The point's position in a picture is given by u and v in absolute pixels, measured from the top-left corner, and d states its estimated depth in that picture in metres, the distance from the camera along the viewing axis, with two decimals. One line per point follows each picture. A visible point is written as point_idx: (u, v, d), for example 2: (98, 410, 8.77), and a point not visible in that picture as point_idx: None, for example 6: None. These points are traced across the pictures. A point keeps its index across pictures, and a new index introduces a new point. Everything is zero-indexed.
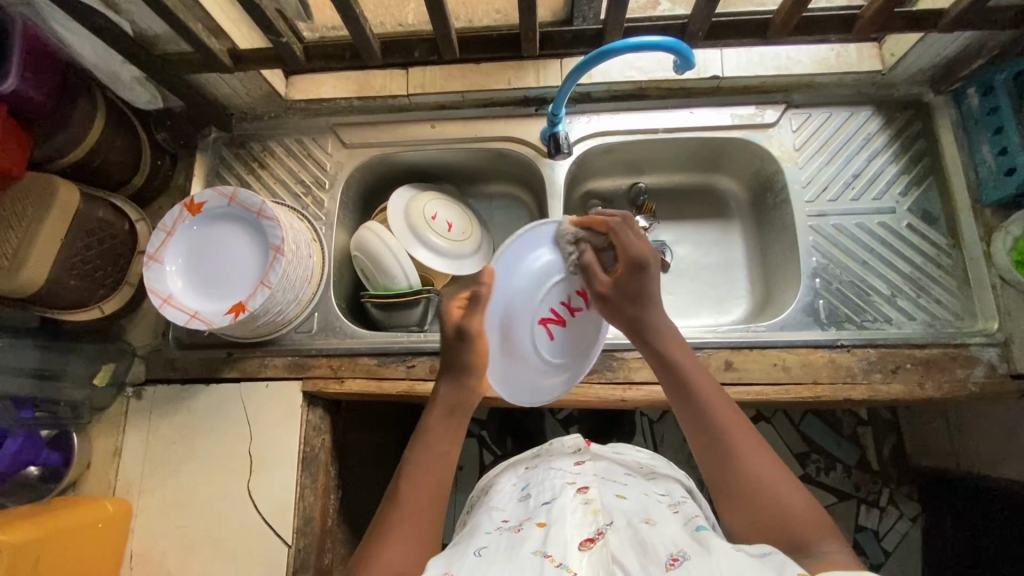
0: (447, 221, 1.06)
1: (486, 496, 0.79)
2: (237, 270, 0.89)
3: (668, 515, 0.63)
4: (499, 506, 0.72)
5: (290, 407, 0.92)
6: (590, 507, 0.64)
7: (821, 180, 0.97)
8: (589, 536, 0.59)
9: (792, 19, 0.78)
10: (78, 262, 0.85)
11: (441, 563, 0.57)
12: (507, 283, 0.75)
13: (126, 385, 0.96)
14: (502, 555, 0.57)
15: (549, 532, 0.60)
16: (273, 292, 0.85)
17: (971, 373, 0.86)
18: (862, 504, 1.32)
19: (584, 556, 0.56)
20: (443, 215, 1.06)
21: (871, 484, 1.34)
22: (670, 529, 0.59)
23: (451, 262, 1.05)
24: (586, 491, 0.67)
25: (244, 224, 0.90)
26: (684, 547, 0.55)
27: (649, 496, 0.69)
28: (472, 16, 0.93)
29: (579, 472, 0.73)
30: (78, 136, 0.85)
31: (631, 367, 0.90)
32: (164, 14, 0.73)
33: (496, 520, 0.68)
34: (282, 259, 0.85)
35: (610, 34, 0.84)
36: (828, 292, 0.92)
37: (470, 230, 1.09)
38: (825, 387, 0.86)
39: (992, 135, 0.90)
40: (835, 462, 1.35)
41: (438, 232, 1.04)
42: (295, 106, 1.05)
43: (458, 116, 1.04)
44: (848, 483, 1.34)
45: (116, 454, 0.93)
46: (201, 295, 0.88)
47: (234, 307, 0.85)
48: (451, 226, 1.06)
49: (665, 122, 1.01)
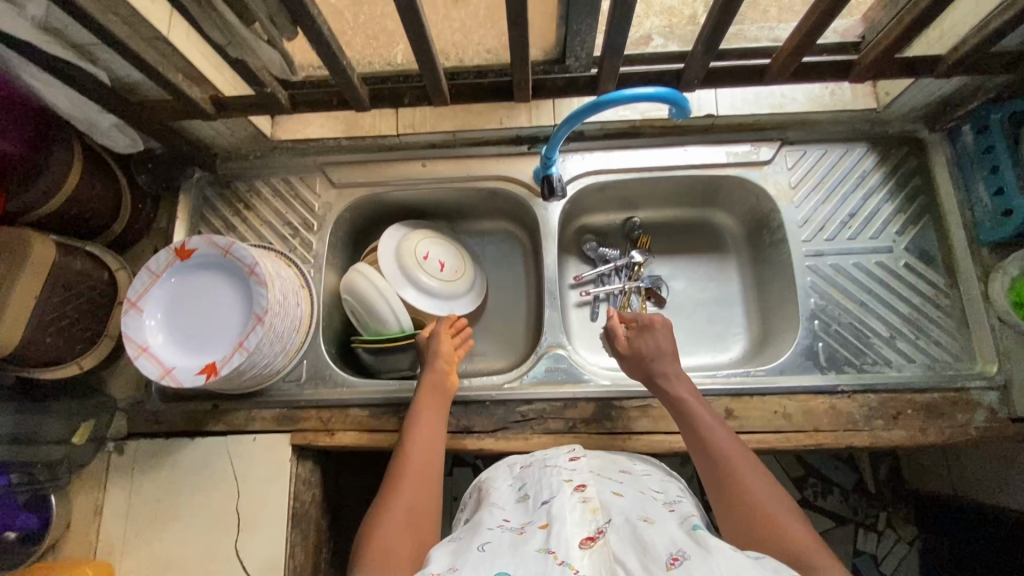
0: (440, 260, 1.03)
1: (481, 492, 0.76)
2: (198, 323, 0.85)
3: (666, 514, 0.62)
4: (498, 504, 0.69)
5: (280, 462, 0.90)
6: (588, 506, 0.61)
7: (817, 218, 0.96)
8: (589, 535, 0.57)
9: (790, 66, 0.77)
10: (54, 318, 0.82)
11: (447, 558, 0.57)
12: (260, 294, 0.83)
13: (107, 440, 0.93)
14: (506, 552, 0.55)
15: (551, 530, 0.58)
16: (250, 357, 0.80)
17: (973, 418, 0.85)
18: (860, 528, 1.29)
19: (585, 555, 0.55)
20: (436, 253, 1.04)
21: (868, 508, 1.31)
22: (668, 528, 0.58)
23: (443, 302, 1.03)
24: (584, 490, 0.65)
25: (214, 270, 0.86)
26: (683, 545, 0.54)
27: (645, 493, 0.68)
28: (463, 56, 0.89)
29: (575, 469, 0.71)
30: (54, 185, 0.82)
31: (629, 417, 0.88)
32: (143, 67, 0.70)
33: (498, 517, 0.66)
34: (260, 327, 0.81)
35: (605, 83, 0.82)
36: (827, 334, 0.91)
37: (465, 267, 1.06)
38: (827, 435, 0.85)
39: (987, 174, 0.89)
40: (833, 486, 1.32)
41: (430, 273, 1.02)
42: (281, 145, 1.02)
43: (449, 155, 1.02)
44: (846, 507, 1.31)
45: (98, 512, 0.90)
46: (172, 344, 0.84)
47: (206, 366, 0.81)
48: (445, 264, 1.04)
49: (661, 160, 1.00)
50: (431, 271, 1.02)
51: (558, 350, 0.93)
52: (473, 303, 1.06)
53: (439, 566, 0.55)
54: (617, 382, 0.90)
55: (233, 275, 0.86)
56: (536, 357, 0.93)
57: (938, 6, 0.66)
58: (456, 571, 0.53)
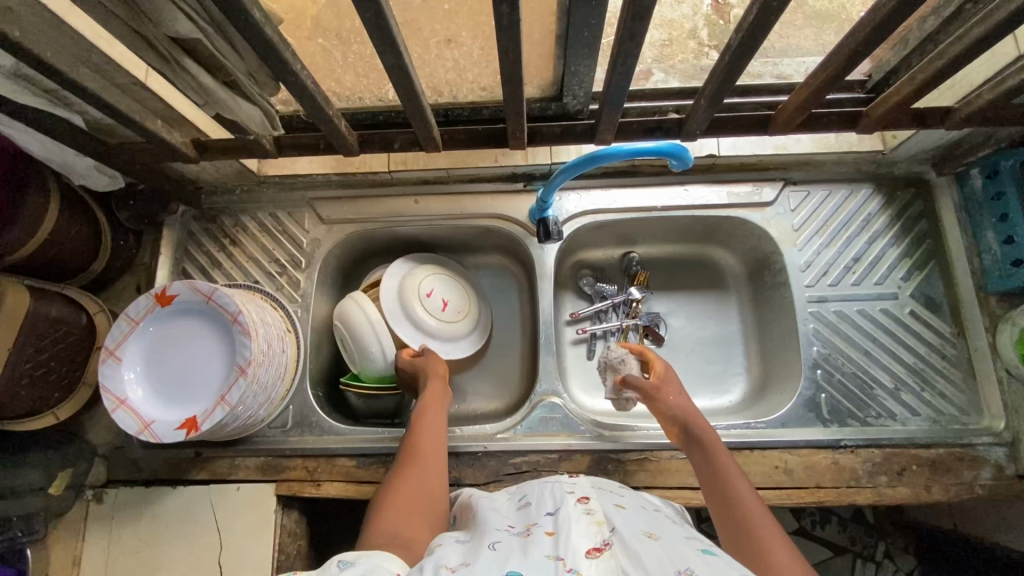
0: (444, 297, 0.99)
1: (468, 507, 0.72)
2: (179, 374, 0.82)
3: (671, 530, 0.59)
4: (499, 513, 0.66)
5: (264, 513, 0.87)
6: (593, 517, 0.58)
7: (820, 262, 0.93)
8: (596, 545, 0.54)
9: (796, 119, 0.74)
10: (29, 368, 0.78)
11: (456, 556, 0.54)
12: (242, 347, 0.79)
13: (86, 487, 0.90)
14: (518, 555, 0.53)
15: (558, 539, 0.55)
16: (231, 411, 0.77)
17: (979, 475, 0.83)
18: (857, 559, 1.18)
19: (594, 564, 0.51)
20: (440, 288, 0.99)
21: (866, 537, 1.19)
22: (674, 544, 0.55)
23: (439, 344, 0.97)
24: (587, 501, 0.62)
25: (198, 316, 0.83)
26: (691, 564, 0.50)
27: (648, 509, 0.65)
28: (456, 92, 0.83)
29: (576, 482, 0.68)
30: (29, 230, 0.78)
31: (626, 471, 0.86)
32: (119, 118, 0.66)
33: (501, 526, 0.62)
34: (243, 379, 0.78)
35: (603, 131, 0.79)
36: (830, 385, 0.88)
37: (469, 304, 1.02)
38: (829, 492, 0.83)
39: (996, 222, 0.86)
40: (831, 514, 1.20)
41: (433, 309, 0.97)
42: (268, 180, 0.99)
43: (442, 192, 0.99)
44: (843, 536, 1.19)
45: (76, 564, 0.87)
46: (150, 395, 0.81)
47: (185, 421, 0.78)
48: (449, 301, 0.99)
49: (660, 200, 0.97)
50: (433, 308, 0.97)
51: (553, 399, 0.90)
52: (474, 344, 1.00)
53: (448, 560, 0.53)
54: (613, 435, 0.87)
55: (218, 322, 0.83)
56: (531, 406, 0.90)
57: (954, 66, 0.63)
58: (467, 567, 0.51)
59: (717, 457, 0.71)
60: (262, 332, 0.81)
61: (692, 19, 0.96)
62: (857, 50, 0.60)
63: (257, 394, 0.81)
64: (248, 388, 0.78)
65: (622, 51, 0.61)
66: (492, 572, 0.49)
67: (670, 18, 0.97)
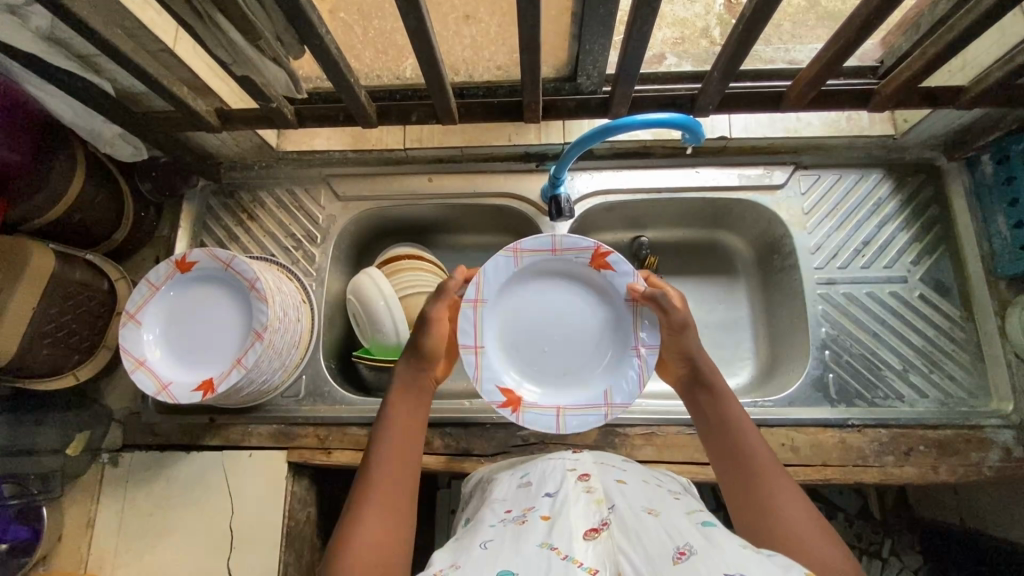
0: (513, 352, 0.82)
1: (483, 489, 0.73)
2: (196, 334, 0.84)
3: (670, 506, 0.59)
4: (500, 498, 0.66)
5: (275, 479, 0.88)
6: (593, 496, 0.58)
7: (830, 245, 0.94)
8: (593, 526, 0.53)
9: (808, 94, 0.75)
10: (51, 329, 0.80)
11: (448, 556, 0.53)
12: (258, 310, 0.82)
13: (102, 451, 0.91)
14: (508, 548, 0.51)
15: (554, 524, 0.54)
16: (245, 375, 0.79)
17: (986, 457, 0.83)
18: (863, 556, 1.16)
19: (590, 546, 0.51)
20: (504, 361, 0.82)
21: (872, 535, 1.18)
22: (674, 521, 0.54)
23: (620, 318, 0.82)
24: (587, 479, 0.62)
25: (210, 280, 0.85)
26: (690, 539, 0.49)
27: (651, 484, 0.65)
28: (473, 71, 0.85)
29: (578, 459, 0.68)
30: (56, 195, 0.80)
31: (632, 445, 0.87)
32: (149, 82, 0.68)
33: (500, 512, 0.62)
34: (259, 344, 0.80)
35: (617, 105, 0.80)
36: (838, 365, 0.89)
37: (563, 380, 0.82)
38: (835, 470, 0.83)
39: (1006, 207, 0.87)
40: (836, 510, 1.19)
41: (493, 277, 0.80)
42: (286, 156, 1.01)
43: (456, 171, 1.01)
44: (849, 532, 1.18)
45: (90, 525, 0.88)
46: (168, 356, 0.83)
47: (201, 382, 0.80)
48: (523, 363, 0.82)
49: (670, 181, 0.98)
50: (506, 286, 0.82)
51: None
52: (601, 268, 0.81)
53: (439, 564, 0.52)
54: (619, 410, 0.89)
55: (233, 286, 0.84)
56: None
57: (967, 37, 0.64)
58: (457, 568, 0.50)
59: (726, 412, 0.67)
60: (278, 300, 0.83)
61: (704, 18, 0.96)
62: (869, 21, 0.61)
63: (269, 361, 0.82)
64: (260, 351, 0.80)
65: (637, 21, 0.62)
66: (483, 570, 0.48)
67: (682, 16, 0.97)
